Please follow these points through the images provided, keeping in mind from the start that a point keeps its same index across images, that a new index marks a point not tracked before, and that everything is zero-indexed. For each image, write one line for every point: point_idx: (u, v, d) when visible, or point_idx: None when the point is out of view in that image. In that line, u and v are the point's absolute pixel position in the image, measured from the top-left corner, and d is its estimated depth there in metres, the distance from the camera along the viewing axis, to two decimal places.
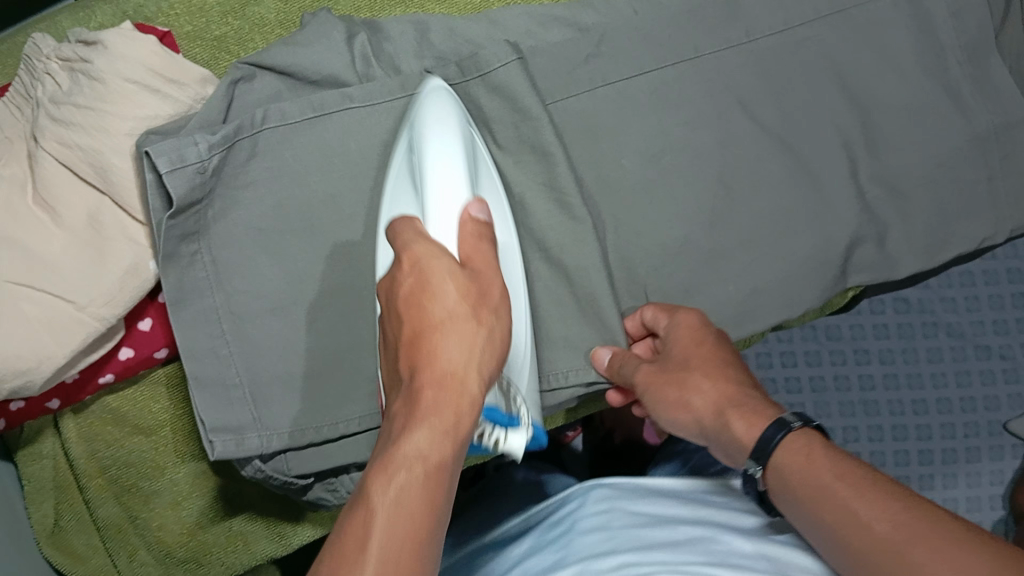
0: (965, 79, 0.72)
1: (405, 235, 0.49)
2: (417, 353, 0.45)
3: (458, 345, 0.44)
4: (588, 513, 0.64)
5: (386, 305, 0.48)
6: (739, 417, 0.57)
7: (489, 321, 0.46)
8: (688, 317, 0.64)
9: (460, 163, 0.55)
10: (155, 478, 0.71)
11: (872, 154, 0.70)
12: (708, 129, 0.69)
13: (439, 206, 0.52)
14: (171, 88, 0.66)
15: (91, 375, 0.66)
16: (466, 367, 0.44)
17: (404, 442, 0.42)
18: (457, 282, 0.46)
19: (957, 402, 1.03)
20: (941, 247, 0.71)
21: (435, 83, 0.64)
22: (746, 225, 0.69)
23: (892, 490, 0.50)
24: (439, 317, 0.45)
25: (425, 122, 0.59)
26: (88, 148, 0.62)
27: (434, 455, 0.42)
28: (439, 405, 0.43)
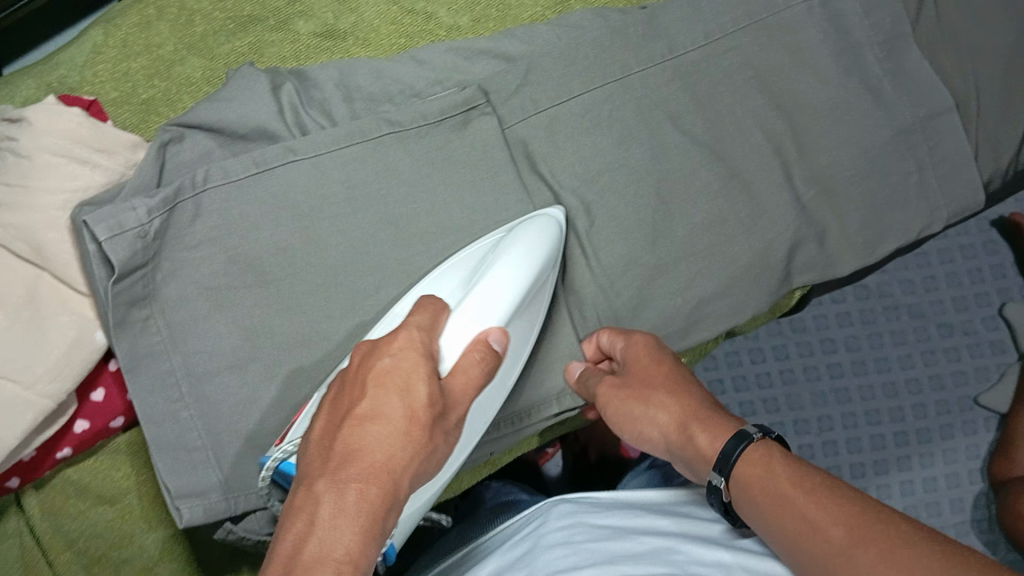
0: (883, 76, 0.73)
1: (427, 309, 0.55)
2: (351, 443, 0.48)
3: (394, 445, 0.48)
4: (552, 529, 0.63)
5: (352, 371, 0.52)
6: (703, 430, 0.58)
7: (431, 445, 0.50)
8: (647, 339, 0.65)
9: (512, 290, 0.59)
10: (124, 545, 0.71)
11: (802, 156, 0.72)
12: (639, 147, 0.70)
13: (467, 318, 0.56)
14: (100, 157, 0.65)
15: (48, 451, 0.66)
16: (395, 470, 0.48)
17: (331, 534, 0.45)
18: (428, 387, 0.50)
19: (925, 380, 1.05)
20: (878, 241, 0.73)
21: (553, 213, 0.67)
22: (685, 237, 0.70)
23: (850, 493, 0.50)
24: (400, 423, 0.49)
25: (524, 240, 0.62)
26: (22, 227, 0.62)
27: (356, 558, 0.45)
28: (367, 511, 0.46)
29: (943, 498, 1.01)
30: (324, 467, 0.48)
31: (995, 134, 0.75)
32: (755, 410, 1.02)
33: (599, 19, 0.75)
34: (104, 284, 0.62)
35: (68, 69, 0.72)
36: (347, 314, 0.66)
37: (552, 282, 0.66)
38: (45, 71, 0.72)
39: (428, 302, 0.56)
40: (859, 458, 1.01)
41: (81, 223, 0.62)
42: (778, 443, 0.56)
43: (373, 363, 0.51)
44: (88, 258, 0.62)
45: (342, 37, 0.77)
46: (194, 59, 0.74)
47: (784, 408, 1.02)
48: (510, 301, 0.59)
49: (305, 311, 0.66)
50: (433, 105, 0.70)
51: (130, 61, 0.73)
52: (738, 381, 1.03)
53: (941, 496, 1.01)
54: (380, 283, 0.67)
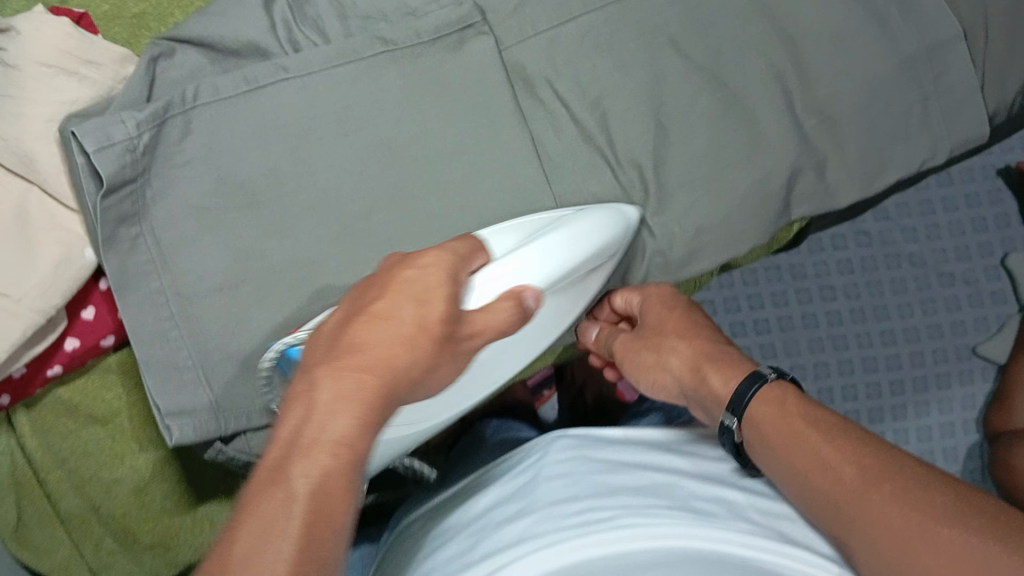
0: (891, 2, 0.71)
1: (468, 242, 0.55)
2: (362, 340, 0.46)
3: (404, 343, 0.47)
4: (553, 462, 0.62)
5: (363, 289, 0.50)
6: (715, 371, 0.60)
7: (438, 357, 0.49)
8: (665, 287, 0.68)
9: (559, 258, 0.59)
10: (116, 466, 0.71)
11: (805, 85, 0.70)
12: (638, 72, 0.69)
13: (516, 266, 0.56)
14: (90, 69, 0.64)
15: (39, 368, 0.65)
16: (400, 368, 0.46)
17: (329, 417, 0.42)
18: (443, 306, 0.49)
19: (922, 328, 1.04)
20: (880, 174, 0.72)
21: (629, 212, 0.66)
22: (684, 166, 0.69)
23: (864, 438, 0.51)
24: (409, 328, 0.47)
25: (591, 222, 0.63)
26: (9, 138, 0.61)
27: (354, 442, 0.43)
28: (370, 401, 0.44)
29: (938, 447, 1.01)
30: (325, 358, 0.45)
31: (1002, 69, 0.74)
32: (751, 354, 1.01)
33: None
34: (93, 198, 0.60)
35: None
36: (337, 239, 0.66)
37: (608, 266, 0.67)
38: None
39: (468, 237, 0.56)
40: (854, 404, 1.01)
41: (69, 135, 0.60)
42: (793, 384, 0.57)
43: (399, 273, 0.50)
44: (77, 171, 0.60)
45: None
46: None
47: (781, 353, 1.02)
48: (553, 271, 0.59)
49: (298, 233, 0.65)
50: (430, 22, 0.68)
51: None
52: (735, 326, 1.02)
53: (935, 445, 1.01)
54: (372, 208, 0.66)
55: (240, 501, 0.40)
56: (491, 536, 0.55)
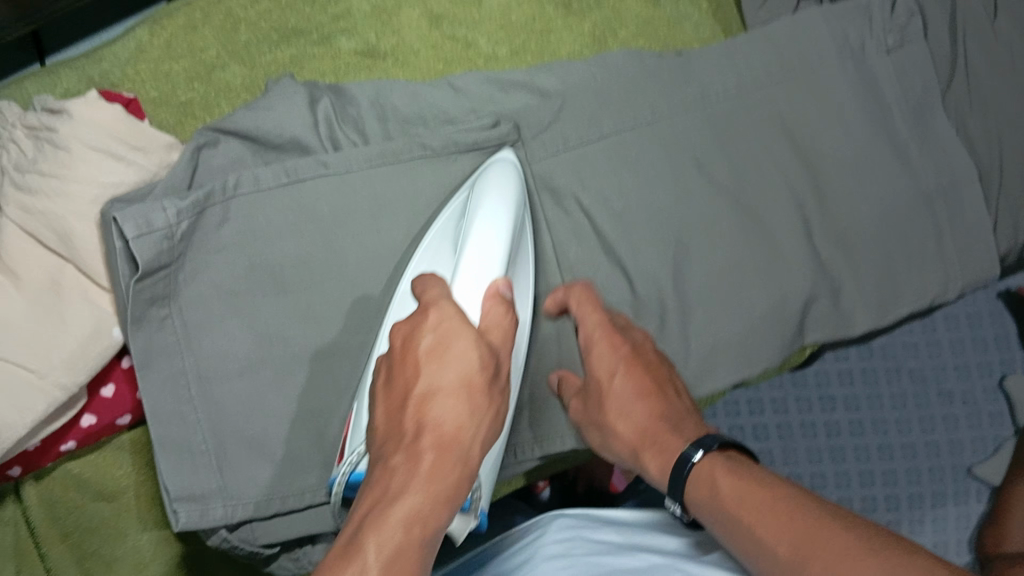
0: (911, 140, 0.74)
1: (430, 281, 0.55)
2: (428, 414, 0.48)
3: (461, 413, 0.48)
4: (550, 542, 0.63)
5: (397, 356, 0.51)
6: (653, 461, 0.60)
7: (490, 405, 0.50)
8: (600, 328, 0.64)
9: (504, 233, 0.59)
10: (117, 543, 0.70)
11: (823, 211, 0.72)
12: (664, 190, 0.71)
13: (474, 274, 0.57)
14: (136, 155, 0.66)
15: (53, 442, 0.65)
16: (467, 441, 0.48)
17: (399, 499, 0.46)
18: (476, 354, 0.49)
19: (919, 446, 1.05)
20: (894, 300, 0.72)
21: (508, 154, 0.68)
22: (703, 282, 0.70)
23: (796, 509, 0.50)
24: (459, 387, 0.48)
25: (499, 173, 0.64)
26: (53, 217, 0.62)
27: (427, 516, 0.46)
28: (441, 478, 0.47)
29: None
30: (398, 444, 0.48)
31: (1016, 211, 0.76)
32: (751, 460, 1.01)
33: (635, 59, 0.76)
34: (126, 281, 0.61)
35: (110, 64, 0.72)
36: (357, 331, 0.67)
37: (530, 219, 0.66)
38: (86, 65, 0.72)
39: (425, 279, 0.55)
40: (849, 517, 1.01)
41: (110, 219, 0.61)
42: (720, 451, 0.57)
43: (417, 345, 0.50)
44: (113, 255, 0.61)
45: (382, 57, 0.76)
46: (235, 66, 0.74)
47: (779, 462, 1.02)
48: (504, 248, 0.59)
49: (321, 325, 0.66)
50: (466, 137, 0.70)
51: (173, 63, 0.73)
52: (735, 430, 1.02)
53: None
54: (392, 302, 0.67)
55: None
56: None
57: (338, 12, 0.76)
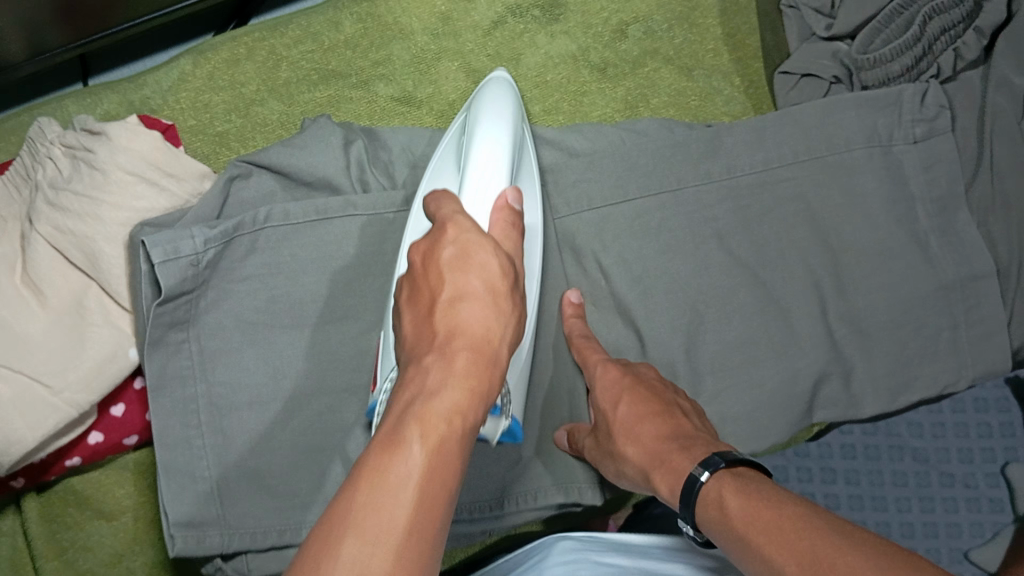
0: (931, 232, 0.73)
1: (441, 195, 0.53)
2: (456, 313, 0.46)
3: (493, 314, 0.47)
4: (553, 565, 0.59)
5: (419, 271, 0.49)
6: (662, 478, 0.58)
7: (516, 309, 0.48)
8: (609, 365, 0.66)
9: (504, 145, 0.60)
10: (112, 564, 0.69)
11: (841, 293, 0.72)
12: (683, 258, 0.72)
13: (477, 193, 0.57)
14: (170, 183, 0.67)
15: (57, 458, 0.66)
16: (496, 341, 0.46)
17: (439, 393, 0.43)
18: (499, 260, 0.48)
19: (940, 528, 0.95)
20: (905, 387, 0.72)
21: (505, 72, 0.70)
22: (715, 353, 0.71)
23: (807, 526, 0.46)
24: (483, 295, 0.47)
25: (496, 103, 0.65)
26: (81, 236, 0.63)
27: (461, 417, 0.43)
28: (476, 376, 0.44)
29: None
30: (429, 341, 0.46)
31: None
32: None
33: (665, 128, 0.77)
34: (147, 304, 0.62)
35: (151, 91, 0.74)
36: (370, 372, 0.67)
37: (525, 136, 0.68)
38: (127, 89, 0.74)
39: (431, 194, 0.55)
40: None
41: (138, 241, 0.63)
42: (729, 466, 0.54)
43: (439, 256, 0.48)
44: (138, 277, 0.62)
45: (417, 105, 0.78)
46: (274, 102, 0.76)
47: None
48: (509, 155, 0.60)
49: (332, 361, 0.66)
50: None
51: (213, 94, 0.75)
52: None
53: None
54: None
55: (343, 495, 0.39)
56: None
57: (378, 58, 0.78)
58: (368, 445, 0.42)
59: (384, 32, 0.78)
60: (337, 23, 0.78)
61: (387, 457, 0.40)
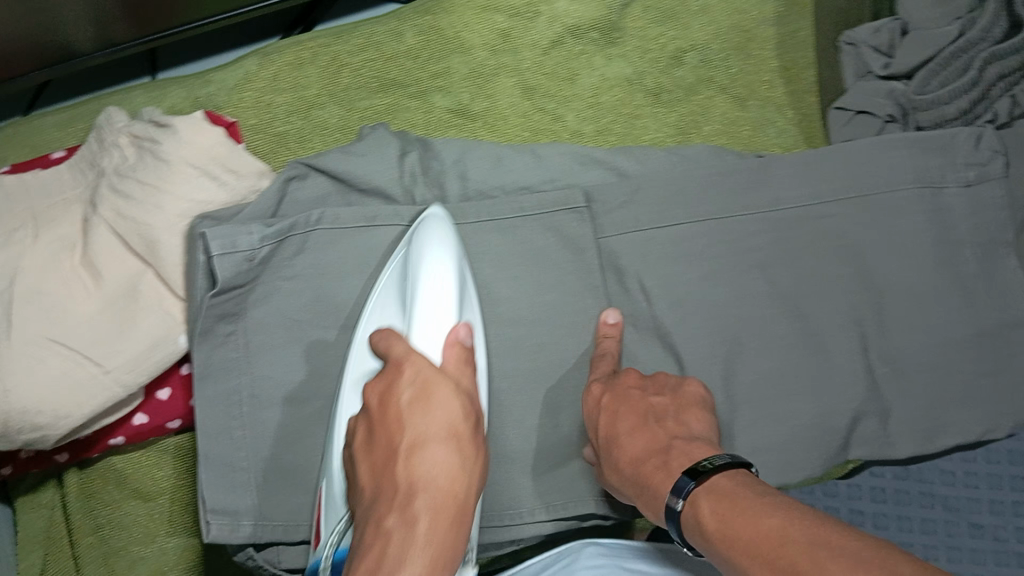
0: (977, 276, 0.73)
1: (388, 337, 0.56)
2: (416, 471, 0.49)
3: (455, 468, 0.50)
4: (581, 568, 0.63)
5: (375, 414, 0.53)
6: (644, 505, 0.59)
7: (480, 455, 0.52)
8: (594, 384, 0.66)
9: (454, 281, 0.58)
10: (146, 543, 0.71)
11: (882, 334, 0.72)
12: (724, 287, 0.72)
13: (426, 334, 0.56)
14: (229, 177, 0.69)
15: (102, 435, 0.68)
16: (460, 492, 0.50)
17: (409, 559, 0.46)
18: (459, 401, 0.52)
19: None
20: (938, 432, 0.71)
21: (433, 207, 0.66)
22: (751, 383, 0.70)
23: (784, 542, 0.46)
24: (444, 427, 0.51)
25: (429, 231, 0.62)
26: (141, 224, 0.65)
27: (429, 568, 0.46)
28: (441, 516, 0.48)
29: None
30: (388, 504, 0.49)
31: None
32: None
33: (716, 156, 0.77)
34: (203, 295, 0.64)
35: (216, 88, 0.76)
36: None
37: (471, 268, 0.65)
38: (194, 85, 0.76)
39: (380, 334, 0.57)
40: None
41: (196, 234, 0.65)
42: (698, 489, 0.54)
43: (394, 402, 0.52)
44: (195, 267, 0.64)
45: (472, 118, 0.79)
46: (333, 107, 0.78)
47: None
48: (456, 283, 0.59)
49: None
50: (555, 216, 0.72)
51: (275, 95, 0.77)
52: None
53: None
54: None
55: None
56: None
57: (437, 70, 0.79)
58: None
59: (444, 45, 0.80)
60: (399, 33, 0.79)
61: None
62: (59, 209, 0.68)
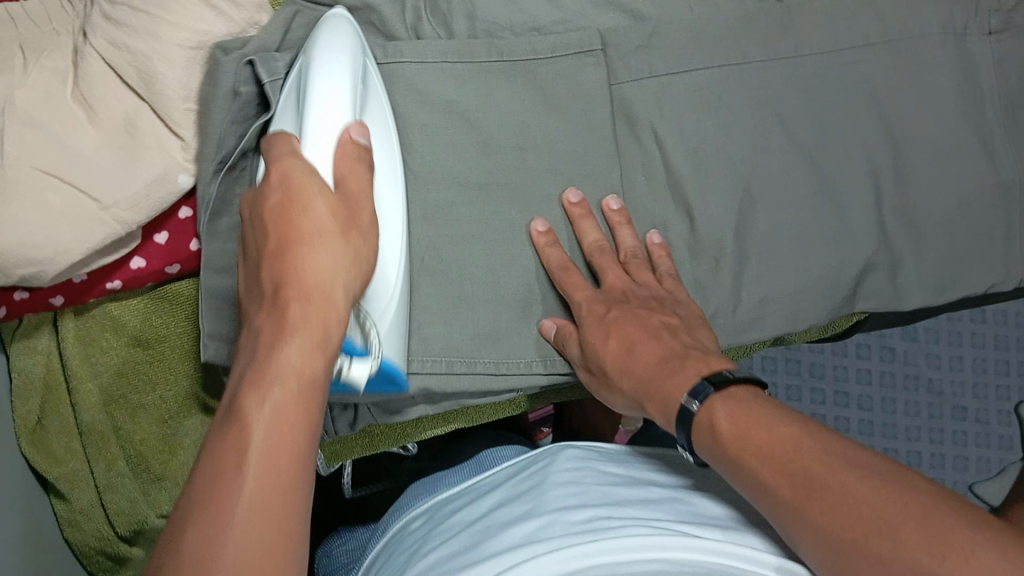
0: (997, 129, 0.73)
1: (282, 150, 0.51)
2: (285, 265, 0.47)
3: (327, 258, 0.47)
4: (559, 468, 0.62)
5: (249, 219, 0.50)
6: (656, 410, 0.57)
7: (360, 249, 0.50)
8: (595, 301, 0.63)
9: (347, 83, 0.56)
10: (146, 392, 0.71)
11: (899, 187, 0.71)
12: (741, 135, 0.70)
13: (323, 125, 0.54)
14: (228, 6, 0.65)
15: (99, 278, 0.66)
16: (338, 290, 0.47)
17: (280, 351, 0.44)
18: (328, 204, 0.49)
19: (949, 460, 1.04)
20: (947, 286, 0.72)
21: (340, 12, 0.64)
22: (766, 234, 0.69)
23: (807, 451, 0.47)
24: (312, 230, 0.48)
25: (315, 45, 0.59)
26: (138, 55, 0.61)
27: (306, 368, 0.44)
28: (314, 328, 0.45)
29: None
30: (260, 302, 0.47)
31: None
32: None
33: None
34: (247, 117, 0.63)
35: None
36: (417, 220, 0.65)
37: (371, 63, 0.63)
38: None
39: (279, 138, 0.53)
40: None
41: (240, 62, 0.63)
42: (716, 397, 0.52)
43: (264, 206, 0.49)
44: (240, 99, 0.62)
45: None
46: None
47: None
48: (351, 94, 0.56)
49: None
50: (570, 61, 0.69)
51: None
52: None
53: None
54: (455, 200, 0.66)
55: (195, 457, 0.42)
56: (494, 536, 0.53)
57: None
58: (210, 426, 0.43)
59: None
60: None
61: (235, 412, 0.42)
62: (49, 40, 0.64)
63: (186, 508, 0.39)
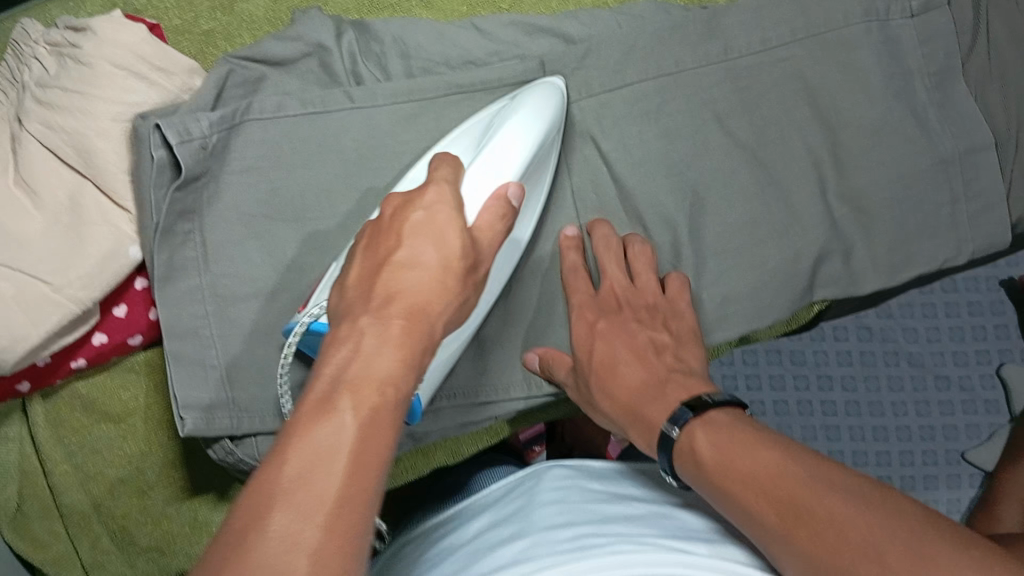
0: (930, 106, 0.74)
1: (444, 163, 0.56)
2: (399, 279, 0.47)
3: (440, 288, 0.48)
4: (545, 489, 0.62)
5: (385, 222, 0.51)
6: (639, 433, 0.61)
7: (465, 292, 0.50)
8: (587, 309, 0.68)
9: (525, 143, 0.62)
10: (121, 466, 0.71)
11: (840, 174, 0.72)
12: (682, 142, 0.71)
13: (487, 166, 0.59)
14: (157, 76, 0.66)
15: (63, 359, 0.66)
16: (438, 310, 0.48)
17: (375, 357, 0.43)
18: (459, 237, 0.50)
19: (939, 430, 1.04)
20: (902, 265, 0.73)
21: (556, 80, 0.68)
22: (718, 234, 0.70)
23: (791, 473, 0.48)
24: (435, 265, 0.48)
25: (529, 103, 0.64)
26: (72, 133, 0.62)
27: (398, 381, 0.43)
28: (409, 345, 0.44)
29: None
30: (365, 304, 0.46)
31: None
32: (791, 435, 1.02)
33: (662, 14, 0.76)
34: (167, 188, 0.61)
35: None
36: None
37: (557, 143, 0.67)
38: None
39: (445, 156, 0.57)
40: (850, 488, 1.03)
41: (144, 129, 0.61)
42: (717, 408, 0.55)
43: (405, 216, 0.51)
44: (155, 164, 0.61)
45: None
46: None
47: (820, 434, 1.02)
48: (525, 154, 0.62)
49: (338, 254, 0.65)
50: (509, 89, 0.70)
51: None
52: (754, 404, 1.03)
53: None
54: None
55: (281, 441, 0.39)
56: (480, 560, 0.53)
57: None
58: (296, 411, 0.40)
59: None
60: None
61: (330, 405, 0.40)
62: None
63: (257, 488, 0.37)
